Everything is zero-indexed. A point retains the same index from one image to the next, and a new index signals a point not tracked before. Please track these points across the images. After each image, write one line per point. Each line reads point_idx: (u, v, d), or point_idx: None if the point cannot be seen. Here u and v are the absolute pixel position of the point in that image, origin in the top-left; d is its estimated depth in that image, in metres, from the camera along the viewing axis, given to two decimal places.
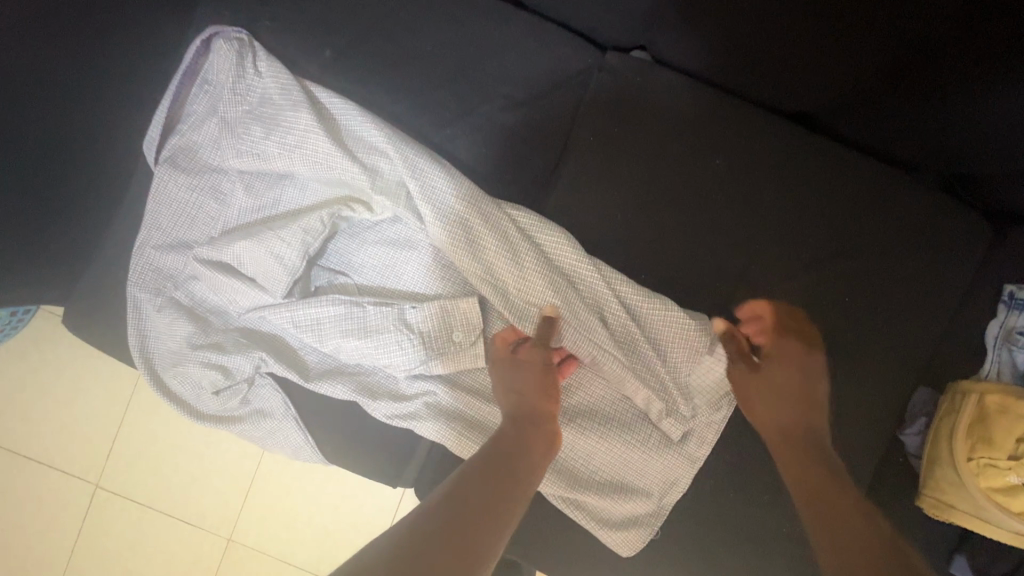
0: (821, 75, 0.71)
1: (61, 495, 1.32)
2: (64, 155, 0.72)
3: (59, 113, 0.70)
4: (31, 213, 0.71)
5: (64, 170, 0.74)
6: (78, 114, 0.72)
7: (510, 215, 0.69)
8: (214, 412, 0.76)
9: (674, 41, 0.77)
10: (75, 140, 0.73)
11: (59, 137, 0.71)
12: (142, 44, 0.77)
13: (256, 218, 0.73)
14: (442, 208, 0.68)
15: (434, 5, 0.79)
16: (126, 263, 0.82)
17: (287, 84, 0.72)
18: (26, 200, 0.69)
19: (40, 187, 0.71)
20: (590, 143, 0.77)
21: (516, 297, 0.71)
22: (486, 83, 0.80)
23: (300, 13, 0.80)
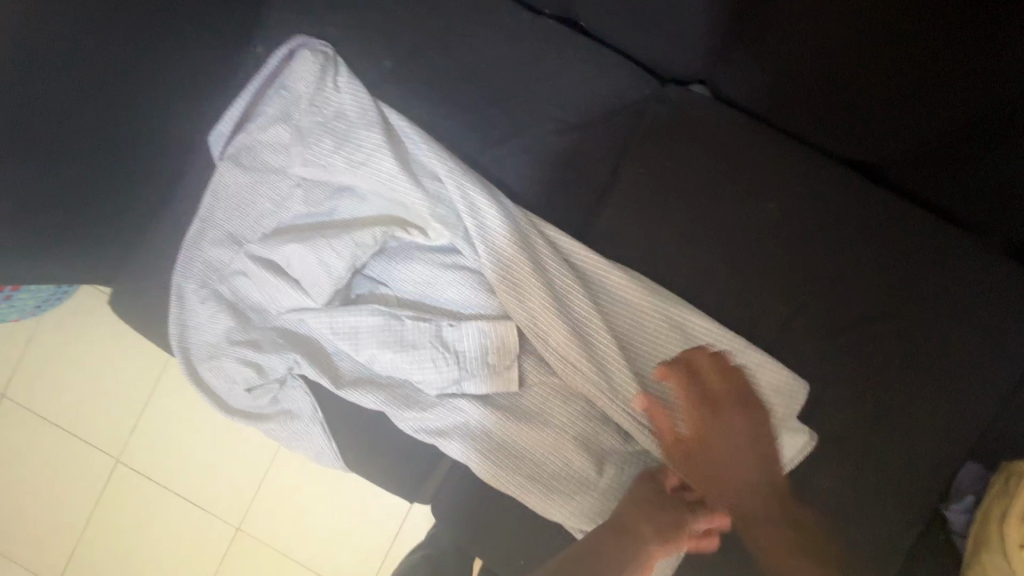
0: (892, 126, 0.69)
1: (84, 465, 1.35)
2: (122, 139, 0.74)
3: (123, 101, 0.71)
4: (82, 192, 0.72)
5: (123, 156, 0.75)
6: (142, 103, 0.74)
7: (546, 243, 0.71)
8: (242, 408, 0.76)
9: (736, 81, 0.76)
10: (135, 125, 0.75)
11: (118, 122, 0.72)
12: (210, 42, 0.79)
13: (311, 224, 0.75)
14: (505, 233, 0.70)
15: (497, 25, 0.80)
16: (174, 252, 0.84)
17: (366, 104, 0.75)
18: (81, 181, 0.71)
19: (96, 170, 0.72)
20: (640, 176, 0.76)
21: (543, 341, 0.69)
22: (541, 105, 0.79)
23: (365, 23, 0.81)
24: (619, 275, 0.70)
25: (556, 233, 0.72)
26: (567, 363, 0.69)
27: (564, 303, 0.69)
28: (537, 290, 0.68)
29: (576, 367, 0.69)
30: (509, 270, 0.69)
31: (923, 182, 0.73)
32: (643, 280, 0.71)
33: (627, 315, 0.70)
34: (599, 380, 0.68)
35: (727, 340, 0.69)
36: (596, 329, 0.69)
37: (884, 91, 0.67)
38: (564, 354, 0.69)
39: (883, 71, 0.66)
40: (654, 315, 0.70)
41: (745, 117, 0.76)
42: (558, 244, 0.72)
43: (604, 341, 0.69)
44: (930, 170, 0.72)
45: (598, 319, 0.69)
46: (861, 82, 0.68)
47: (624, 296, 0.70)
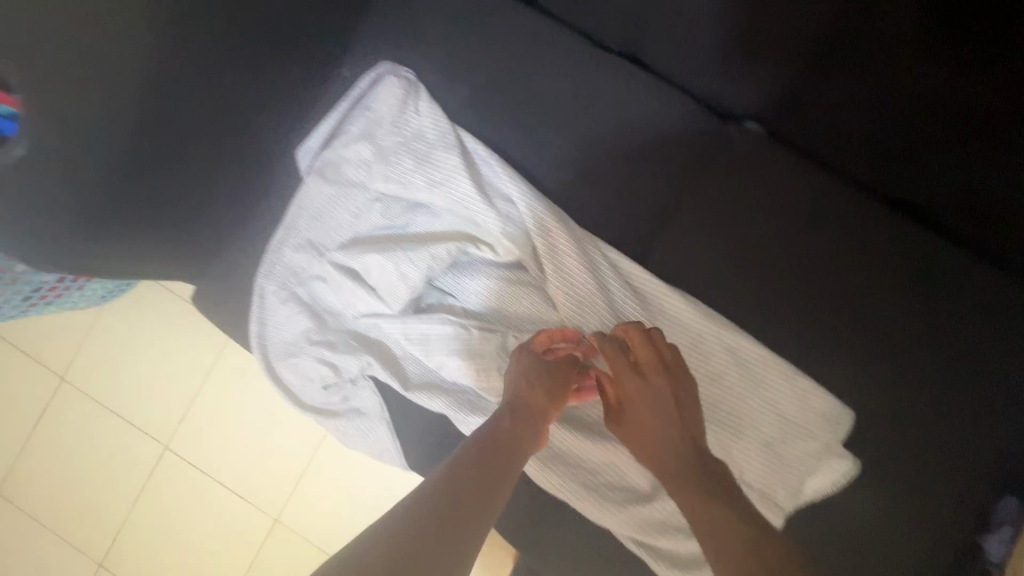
0: (905, 159, 0.74)
1: (134, 449, 1.42)
2: (222, 150, 0.81)
3: (226, 115, 0.78)
4: (183, 197, 0.78)
5: (222, 165, 0.82)
6: (241, 117, 0.80)
7: (610, 266, 0.78)
8: (314, 404, 0.82)
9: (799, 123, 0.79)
10: (234, 138, 0.82)
11: (220, 135, 0.79)
12: (304, 63, 0.86)
13: (387, 235, 0.81)
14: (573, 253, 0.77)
15: (570, 58, 0.85)
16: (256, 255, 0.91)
17: (445, 129, 0.82)
18: (184, 187, 0.78)
19: (198, 178, 0.79)
20: (698, 206, 0.81)
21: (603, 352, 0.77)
22: (607, 136, 0.84)
23: (447, 52, 0.87)
24: (676, 297, 0.76)
25: (618, 255, 0.78)
26: None
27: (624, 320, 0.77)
28: (600, 307, 0.76)
29: None
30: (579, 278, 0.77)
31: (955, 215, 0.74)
32: (700, 303, 0.76)
33: (682, 336, 0.76)
34: None
35: (780, 366, 0.73)
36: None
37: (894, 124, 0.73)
38: None
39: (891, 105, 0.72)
40: (709, 338, 0.75)
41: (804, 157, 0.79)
42: (619, 265, 0.78)
43: None
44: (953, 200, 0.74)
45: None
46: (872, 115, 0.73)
47: (680, 319, 0.76)
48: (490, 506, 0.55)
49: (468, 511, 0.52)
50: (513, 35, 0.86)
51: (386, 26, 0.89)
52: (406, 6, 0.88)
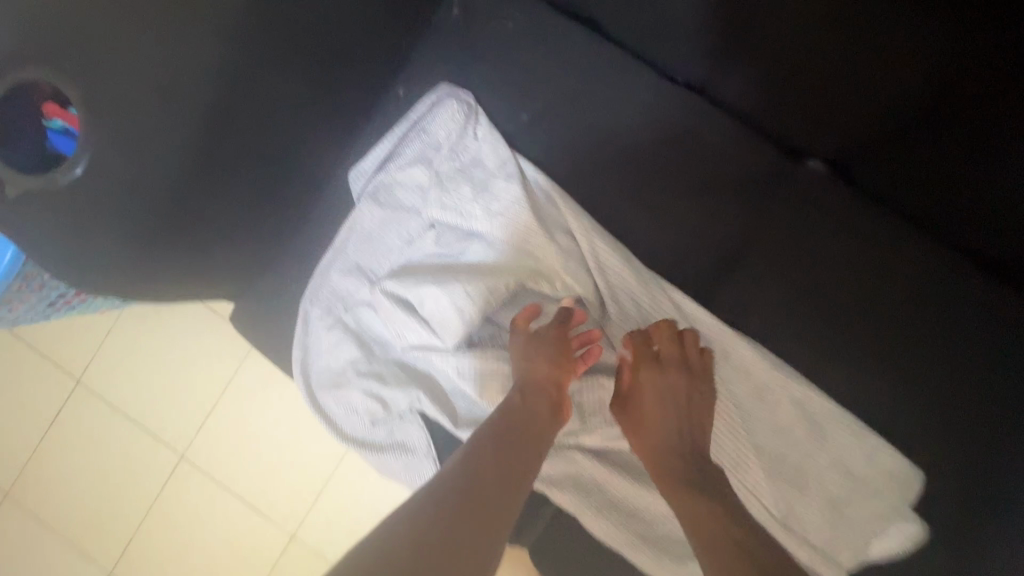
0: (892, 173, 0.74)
1: (150, 457, 1.39)
2: (271, 170, 0.77)
3: (278, 134, 0.74)
4: (233, 218, 0.76)
5: (274, 187, 0.79)
6: (292, 136, 0.77)
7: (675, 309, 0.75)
8: (357, 436, 0.79)
9: (874, 168, 0.75)
10: (285, 157, 0.78)
11: (271, 154, 0.75)
12: (358, 79, 0.81)
13: (442, 265, 0.77)
14: (639, 295, 0.75)
15: (637, 85, 0.80)
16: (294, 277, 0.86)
17: (505, 156, 0.79)
18: (235, 209, 0.75)
19: (250, 201, 0.77)
20: (765, 248, 0.77)
21: None
22: (674, 170, 0.80)
23: (507, 73, 0.83)
24: (743, 345, 0.73)
25: (683, 296, 0.75)
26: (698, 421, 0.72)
27: None
28: None
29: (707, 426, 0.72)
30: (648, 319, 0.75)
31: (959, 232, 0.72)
32: (768, 352, 0.73)
33: (748, 385, 0.73)
34: (723, 443, 0.72)
35: (846, 422, 0.71)
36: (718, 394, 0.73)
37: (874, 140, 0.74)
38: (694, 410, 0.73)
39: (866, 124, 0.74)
40: (774, 389, 0.72)
41: (878, 205, 0.75)
42: (683, 307, 0.75)
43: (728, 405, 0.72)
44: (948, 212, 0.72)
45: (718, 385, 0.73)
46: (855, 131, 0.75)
47: (745, 367, 0.73)
48: (513, 495, 0.56)
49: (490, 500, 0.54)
50: (579, 58, 0.81)
51: (444, 45, 0.85)
52: (466, 25, 0.84)
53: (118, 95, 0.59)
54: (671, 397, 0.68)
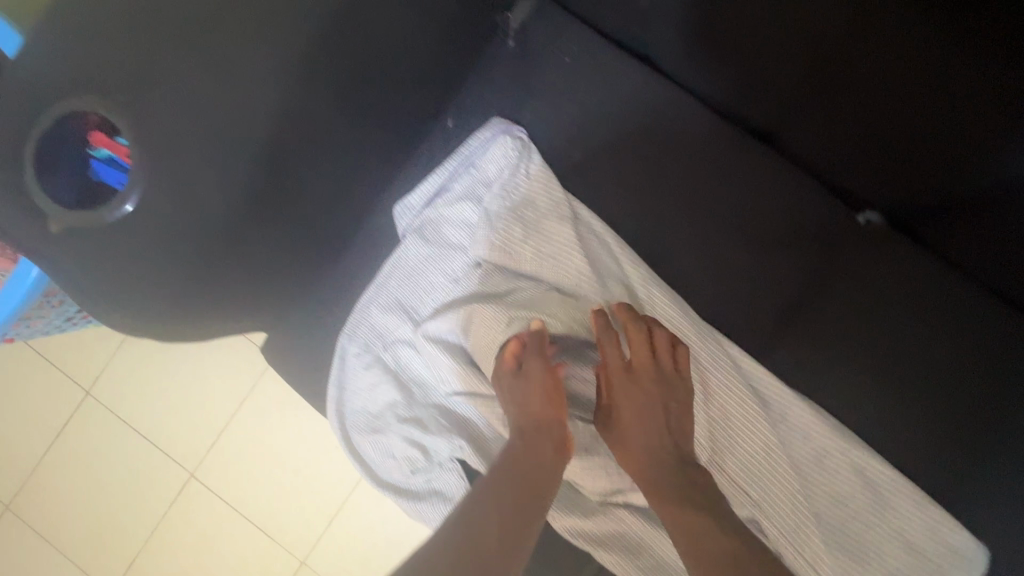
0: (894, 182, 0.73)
1: (158, 474, 1.34)
2: (319, 205, 0.74)
3: (328, 168, 0.71)
4: (278, 255, 0.71)
5: (318, 221, 0.75)
6: (341, 170, 0.73)
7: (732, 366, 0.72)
8: (394, 482, 0.76)
9: (959, 234, 0.72)
10: (332, 191, 0.74)
11: (319, 188, 0.72)
12: (410, 110, 0.78)
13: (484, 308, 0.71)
14: (701, 348, 0.73)
15: (696, 131, 0.79)
16: (331, 311, 0.83)
17: (558, 198, 0.76)
18: (278, 244, 0.71)
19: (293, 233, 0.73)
20: (824, 306, 0.74)
21: (731, 461, 0.71)
22: (729, 217, 0.78)
23: (563, 110, 0.80)
24: (801, 406, 0.70)
25: (738, 353, 0.73)
26: (757, 487, 0.69)
27: (750, 426, 0.70)
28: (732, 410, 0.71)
29: (765, 492, 0.69)
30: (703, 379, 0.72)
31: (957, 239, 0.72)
32: (827, 415, 0.71)
33: (806, 448, 0.70)
34: (782, 510, 0.68)
35: (909, 492, 0.68)
36: (778, 463, 0.69)
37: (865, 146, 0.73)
38: (752, 475, 0.70)
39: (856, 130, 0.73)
40: (833, 453, 0.69)
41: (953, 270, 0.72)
42: (739, 364, 0.73)
43: (788, 469, 0.69)
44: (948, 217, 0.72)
45: (778, 454, 0.69)
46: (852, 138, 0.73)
47: (802, 429, 0.70)
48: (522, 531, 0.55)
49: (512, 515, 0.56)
50: (635, 99, 0.79)
51: (497, 75, 0.82)
52: (522, 56, 0.81)
53: (176, 130, 0.57)
54: (651, 410, 0.67)
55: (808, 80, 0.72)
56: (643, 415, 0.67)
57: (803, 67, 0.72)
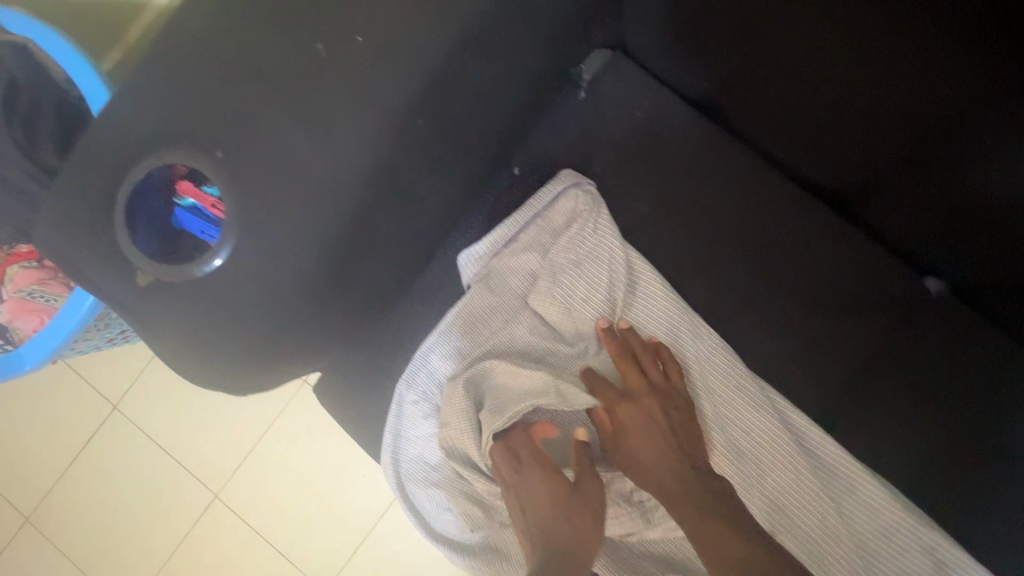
0: (885, 192, 0.72)
1: (182, 493, 1.33)
2: (397, 258, 0.72)
3: (411, 224, 0.70)
4: (353, 309, 0.70)
5: (392, 273, 0.74)
6: (421, 224, 0.72)
7: (794, 437, 0.71)
8: (449, 536, 0.75)
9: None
10: (410, 244, 0.73)
11: (400, 242, 0.71)
12: (489, 164, 0.77)
13: (527, 386, 0.72)
14: (764, 416, 0.72)
15: (767, 195, 0.78)
16: (389, 359, 0.80)
17: (628, 256, 0.76)
18: (356, 298, 0.70)
19: (370, 289, 0.71)
20: (894, 381, 0.74)
21: (795, 534, 0.70)
22: (800, 284, 0.77)
23: (634, 169, 0.81)
24: (872, 482, 0.69)
25: (806, 423, 0.72)
26: (822, 563, 0.69)
27: (815, 499, 0.70)
28: (794, 481, 0.71)
29: (831, 568, 0.69)
30: (764, 447, 0.72)
31: (943, 262, 0.72)
32: (896, 492, 0.70)
33: (874, 526, 0.69)
34: None
35: None
36: (839, 535, 0.69)
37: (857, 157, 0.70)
38: (818, 550, 0.70)
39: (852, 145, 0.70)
40: (904, 535, 0.68)
41: None
42: (805, 435, 0.72)
43: (853, 547, 0.69)
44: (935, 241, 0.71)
45: (841, 527, 0.69)
46: (852, 150, 0.70)
47: (870, 506, 0.69)
48: None
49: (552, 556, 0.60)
50: (706, 162, 0.80)
51: (569, 130, 0.83)
52: (595, 114, 0.83)
53: (269, 192, 0.56)
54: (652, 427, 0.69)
55: (794, 143, 0.76)
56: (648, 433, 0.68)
57: (783, 134, 0.76)
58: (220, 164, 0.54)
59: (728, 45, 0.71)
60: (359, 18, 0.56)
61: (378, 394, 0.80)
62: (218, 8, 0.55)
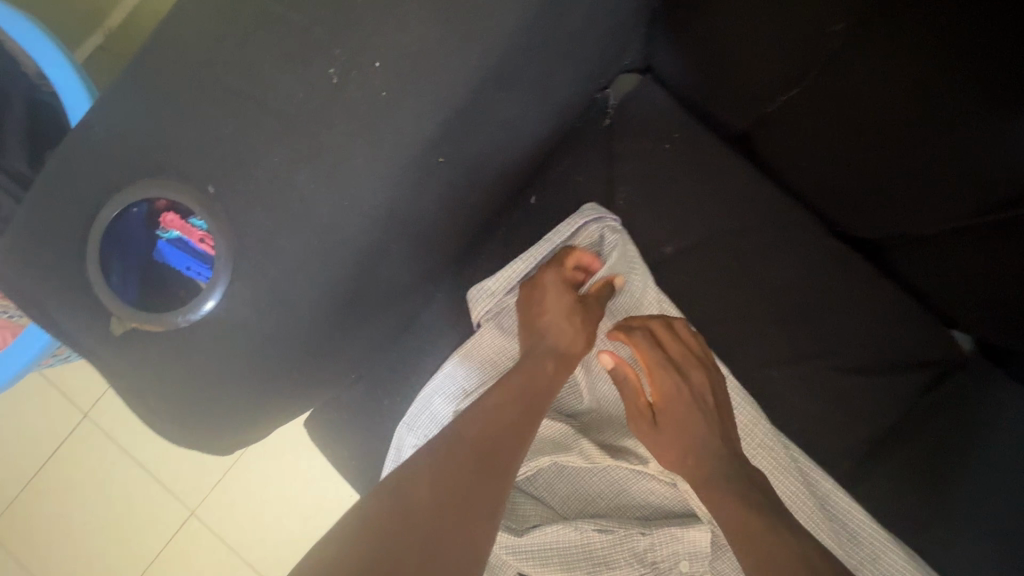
0: (894, 223, 0.68)
1: (156, 509, 1.26)
2: (407, 295, 0.67)
3: (421, 260, 0.64)
4: (354, 350, 0.64)
5: (399, 310, 0.68)
6: (432, 259, 0.66)
7: (817, 499, 0.68)
8: None
9: None
10: (420, 280, 0.67)
11: (410, 280, 0.65)
12: (505, 194, 0.72)
13: (548, 435, 0.70)
14: (788, 474, 0.68)
15: (798, 240, 0.74)
16: (389, 397, 0.75)
17: (657, 302, 0.71)
18: (360, 339, 0.64)
19: (376, 329, 0.66)
20: (923, 442, 0.70)
21: None
22: (828, 335, 0.73)
23: (659, 205, 0.76)
24: (899, 552, 0.65)
25: (831, 487, 0.68)
26: None
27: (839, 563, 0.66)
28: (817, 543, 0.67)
29: None
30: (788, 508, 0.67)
31: (955, 303, 0.69)
32: (926, 564, 0.66)
33: None
34: None
35: None
36: None
37: (866, 182, 0.66)
38: None
39: (855, 171, 0.66)
40: None
41: None
42: (829, 499, 0.68)
43: None
44: (944, 278, 0.68)
45: None
46: (858, 178, 0.67)
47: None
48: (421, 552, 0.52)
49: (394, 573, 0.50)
50: (734, 200, 0.75)
51: (589, 158, 0.78)
52: (617, 142, 0.78)
53: (262, 230, 0.49)
54: (702, 402, 0.65)
55: (837, 195, 0.71)
56: (694, 396, 0.65)
57: (823, 187, 0.72)
58: (211, 200, 0.48)
59: (764, 93, 0.68)
60: (373, 38, 0.49)
61: (376, 434, 0.74)
62: (214, 20, 0.48)
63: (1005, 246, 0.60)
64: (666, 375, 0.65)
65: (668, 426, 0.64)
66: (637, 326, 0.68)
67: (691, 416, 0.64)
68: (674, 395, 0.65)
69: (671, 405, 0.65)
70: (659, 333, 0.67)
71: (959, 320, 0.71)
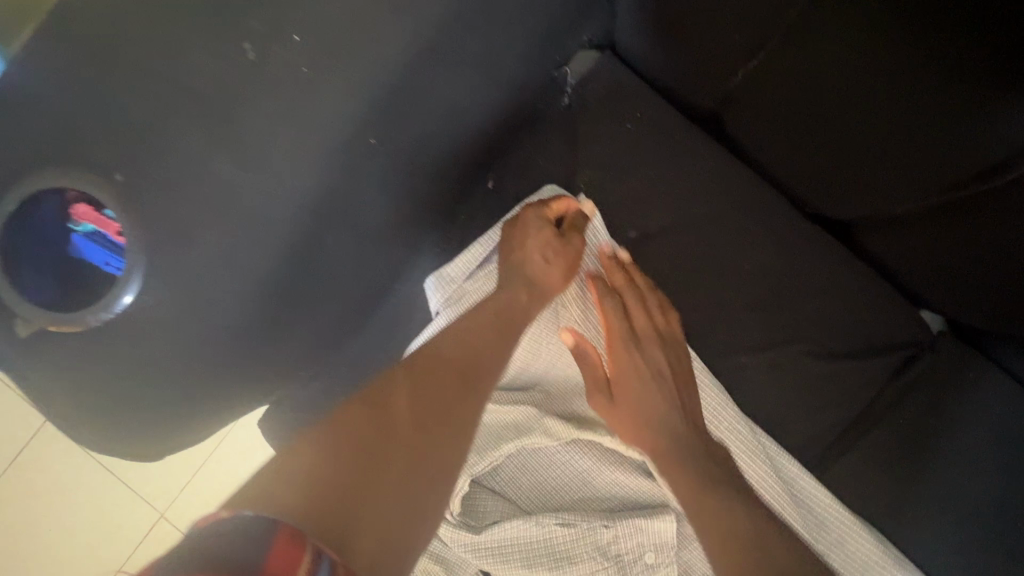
0: (866, 201, 0.65)
1: (123, 513, 1.22)
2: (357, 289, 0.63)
3: (369, 250, 0.61)
4: (301, 347, 0.61)
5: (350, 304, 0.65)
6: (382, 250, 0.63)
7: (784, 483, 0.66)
8: None
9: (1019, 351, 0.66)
10: (371, 271, 0.64)
11: (358, 271, 0.62)
12: (460, 179, 0.69)
13: (511, 421, 0.67)
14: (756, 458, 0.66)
15: (765, 221, 0.72)
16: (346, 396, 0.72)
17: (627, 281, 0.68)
18: (306, 334, 0.60)
19: (324, 324, 0.62)
20: (891, 424, 0.69)
21: None
22: (796, 319, 0.71)
23: (622, 188, 0.74)
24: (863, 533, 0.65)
25: (797, 470, 0.67)
26: None
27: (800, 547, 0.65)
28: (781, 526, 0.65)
29: None
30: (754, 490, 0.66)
31: (926, 281, 0.68)
32: (891, 546, 0.65)
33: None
34: None
35: None
36: None
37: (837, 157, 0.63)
38: None
39: (826, 146, 0.63)
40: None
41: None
42: (796, 483, 0.67)
43: None
44: (917, 256, 0.66)
45: None
46: (829, 154, 0.64)
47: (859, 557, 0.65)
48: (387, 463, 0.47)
49: (369, 468, 0.46)
50: (699, 181, 0.73)
51: (550, 140, 0.75)
52: (578, 124, 0.75)
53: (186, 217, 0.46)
54: (663, 376, 0.62)
55: (807, 172, 0.68)
56: (658, 369, 0.62)
57: (795, 168, 0.69)
58: (121, 190, 0.43)
59: (726, 67, 0.66)
60: (297, 12, 0.46)
61: None
62: None
63: (985, 220, 0.57)
64: (629, 345, 0.63)
65: (625, 395, 0.61)
66: (608, 291, 0.66)
67: (652, 386, 0.61)
68: (634, 368, 0.62)
69: (631, 374, 0.62)
70: (628, 298, 0.65)
71: (928, 299, 0.70)
